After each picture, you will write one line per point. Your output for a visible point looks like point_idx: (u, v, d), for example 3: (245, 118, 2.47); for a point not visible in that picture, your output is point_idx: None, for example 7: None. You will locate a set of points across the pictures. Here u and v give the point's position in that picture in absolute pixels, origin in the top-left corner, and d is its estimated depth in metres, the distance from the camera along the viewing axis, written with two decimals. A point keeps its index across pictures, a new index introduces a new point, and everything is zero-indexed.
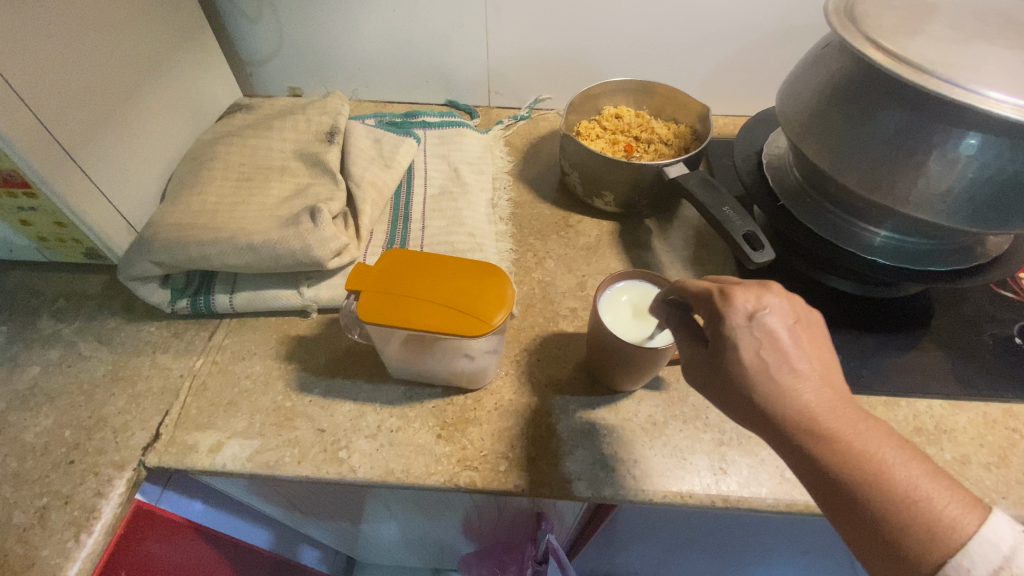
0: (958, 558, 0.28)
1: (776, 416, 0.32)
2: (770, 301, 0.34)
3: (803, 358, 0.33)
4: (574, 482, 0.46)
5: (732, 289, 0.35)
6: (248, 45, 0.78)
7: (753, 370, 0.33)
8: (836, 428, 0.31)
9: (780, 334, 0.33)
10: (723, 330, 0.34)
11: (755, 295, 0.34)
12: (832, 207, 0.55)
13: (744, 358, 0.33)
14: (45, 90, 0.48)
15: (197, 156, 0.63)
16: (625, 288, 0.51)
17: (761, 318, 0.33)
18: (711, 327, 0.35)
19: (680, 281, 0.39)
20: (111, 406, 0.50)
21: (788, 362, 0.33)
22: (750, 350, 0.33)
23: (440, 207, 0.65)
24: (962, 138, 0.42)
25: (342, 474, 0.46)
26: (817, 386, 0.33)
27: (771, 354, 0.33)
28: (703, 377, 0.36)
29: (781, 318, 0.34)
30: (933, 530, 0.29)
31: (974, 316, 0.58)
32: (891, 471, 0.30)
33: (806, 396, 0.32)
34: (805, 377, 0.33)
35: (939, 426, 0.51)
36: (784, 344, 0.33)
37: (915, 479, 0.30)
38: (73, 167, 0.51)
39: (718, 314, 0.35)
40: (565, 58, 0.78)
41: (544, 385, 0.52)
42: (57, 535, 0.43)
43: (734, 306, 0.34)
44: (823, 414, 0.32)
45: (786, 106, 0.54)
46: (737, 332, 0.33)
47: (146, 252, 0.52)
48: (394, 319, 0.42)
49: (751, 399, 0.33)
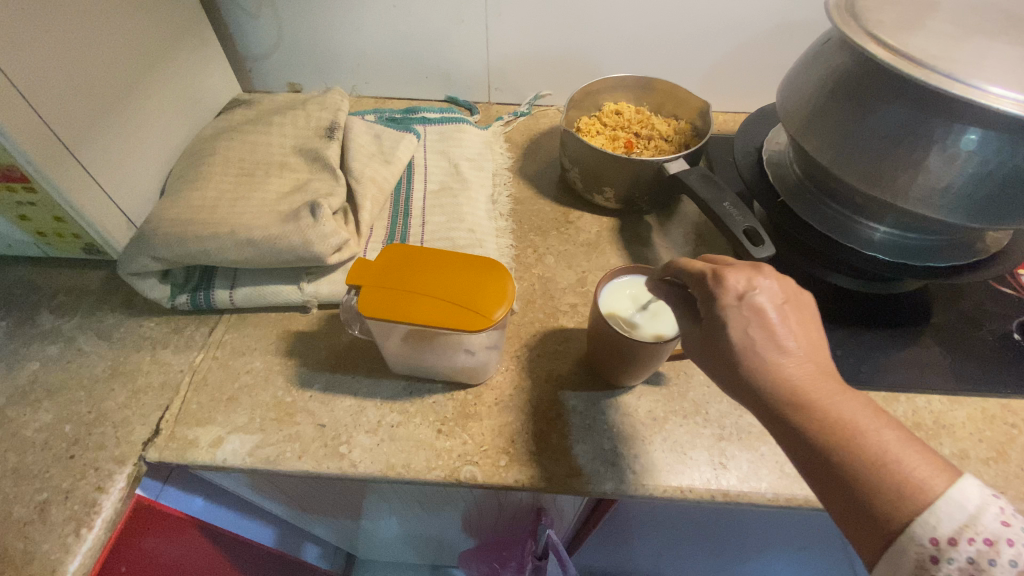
0: (926, 519, 0.28)
1: (756, 385, 0.33)
2: (760, 281, 0.35)
3: (787, 331, 0.33)
4: (575, 477, 0.46)
5: (724, 270, 0.35)
6: (247, 40, 0.77)
7: (736, 341, 0.33)
8: (815, 397, 0.32)
9: (767, 311, 0.33)
10: (714, 309, 0.34)
11: (745, 276, 0.35)
12: (832, 203, 0.55)
13: (731, 332, 0.33)
14: (44, 85, 0.48)
15: (196, 151, 0.63)
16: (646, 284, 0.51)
17: (748, 295, 0.34)
18: (704, 307, 0.36)
19: (677, 262, 0.39)
20: (111, 401, 0.50)
21: (773, 336, 0.33)
22: (735, 325, 0.33)
23: (440, 204, 0.65)
24: (962, 133, 0.42)
25: (343, 469, 0.46)
26: (800, 360, 0.33)
27: (758, 331, 0.33)
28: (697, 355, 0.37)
29: (769, 297, 0.34)
30: (904, 493, 0.29)
31: (973, 312, 0.58)
32: (864, 435, 0.30)
33: (782, 364, 0.32)
34: (788, 351, 0.33)
35: (938, 421, 0.51)
36: (768, 318, 0.33)
37: (888, 444, 0.30)
38: (72, 162, 0.51)
39: (711, 293, 0.35)
40: (564, 54, 0.78)
41: (545, 380, 0.52)
42: (57, 530, 0.43)
43: (725, 285, 0.34)
44: (802, 385, 0.32)
45: (786, 103, 0.54)
46: (725, 308, 0.34)
47: (146, 247, 0.52)
48: (394, 314, 0.42)
49: (736, 374, 0.33)
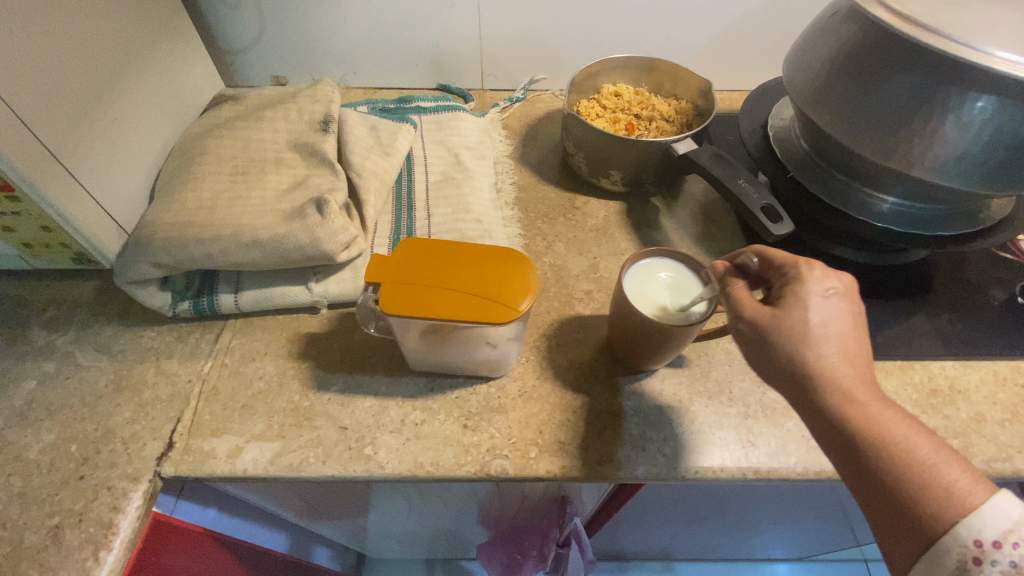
0: (970, 519, 0.29)
1: (811, 373, 0.34)
2: (843, 280, 0.37)
3: (852, 333, 0.35)
4: (606, 464, 0.46)
5: (810, 260, 0.38)
6: (228, 32, 0.74)
7: (804, 326, 0.35)
8: (868, 395, 0.33)
9: (839, 306, 0.35)
10: (792, 289, 0.36)
11: (828, 271, 0.37)
12: (842, 176, 0.55)
13: (802, 313, 0.35)
14: (20, 83, 0.45)
15: (186, 150, 0.60)
16: (669, 266, 0.49)
17: (828, 287, 0.36)
18: (779, 288, 0.38)
19: (761, 247, 0.41)
20: (118, 417, 0.48)
21: (837, 330, 0.35)
22: (812, 310, 0.35)
23: (444, 194, 0.64)
24: (975, 102, 0.42)
25: (370, 471, 0.45)
26: (857, 359, 0.34)
27: (828, 321, 0.35)
28: (751, 325, 0.36)
29: (844, 296, 0.36)
30: (948, 493, 0.30)
31: (978, 279, 0.59)
32: (914, 439, 0.31)
33: (842, 361, 0.34)
34: (847, 348, 0.34)
35: (953, 387, 0.52)
36: (840, 314, 0.35)
37: (935, 450, 0.31)
38: (55, 165, 0.48)
39: (791, 277, 0.37)
40: (559, 36, 0.77)
41: (567, 369, 0.51)
42: (74, 555, 0.41)
43: (809, 272, 0.37)
44: (858, 382, 0.33)
45: (795, 77, 0.54)
46: (806, 291, 0.36)
47: (143, 253, 0.49)
48: (418, 309, 0.41)
49: (793, 356, 0.34)
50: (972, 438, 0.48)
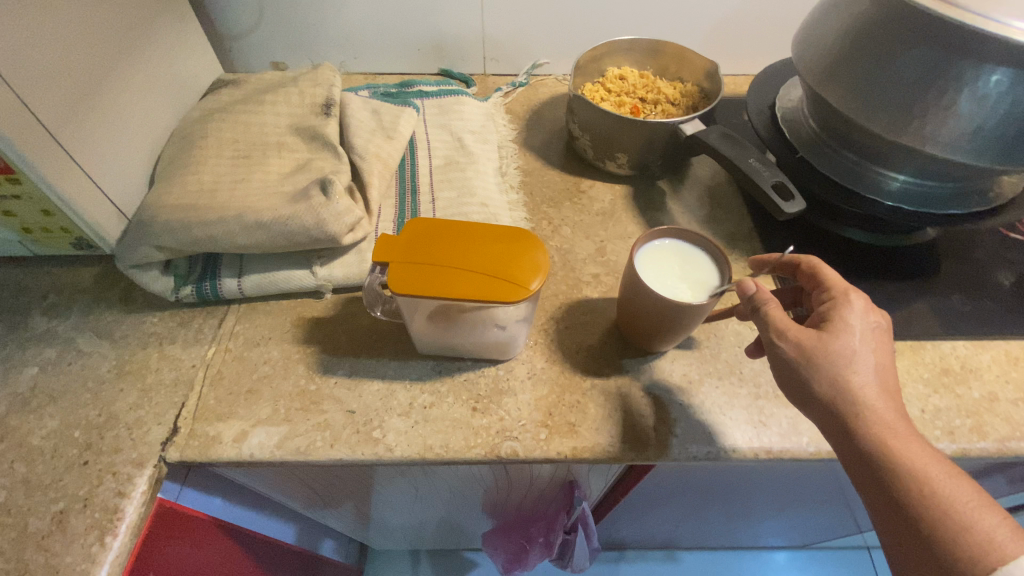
0: (1008, 567, 0.31)
1: (854, 411, 0.36)
2: (879, 319, 0.40)
3: (889, 373, 0.38)
4: (617, 445, 0.45)
5: (853, 298, 0.41)
6: (226, 17, 0.73)
7: (849, 362, 0.37)
8: (907, 436, 0.35)
9: (879, 346, 0.38)
10: (836, 323, 0.39)
11: (868, 310, 0.40)
12: (852, 155, 0.55)
13: (848, 351, 0.37)
14: (20, 60, 0.44)
15: (187, 134, 0.59)
16: (666, 247, 0.48)
17: (872, 322, 0.39)
18: (824, 316, 0.40)
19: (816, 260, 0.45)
20: (121, 402, 0.47)
21: (876, 370, 0.37)
22: (860, 342, 0.38)
23: (448, 178, 0.63)
24: (990, 75, 0.42)
25: (379, 454, 0.44)
26: (895, 400, 0.37)
27: (869, 359, 0.37)
28: (796, 346, 0.38)
29: (882, 337, 0.39)
30: (983, 539, 0.32)
31: (987, 259, 0.58)
32: (950, 483, 0.34)
33: (880, 400, 0.36)
34: (886, 388, 0.37)
35: (965, 366, 0.51)
36: (879, 355, 0.38)
37: (970, 497, 0.33)
38: (55, 146, 0.47)
39: (834, 311, 0.40)
40: (563, 19, 0.76)
41: (576, 351, 0.51)
42: (79, 540, 0.41)
43: (855, 305, 0.40)
44: (898, 423, 0.36)
45: (804, 54, 0.53)
46: (854, 324, 0.39)
47: (145, 236, 0.48)
48: (427, 288, 0.40)
49: (837, 392, 0.37)
50: (985, 417, 0.48)
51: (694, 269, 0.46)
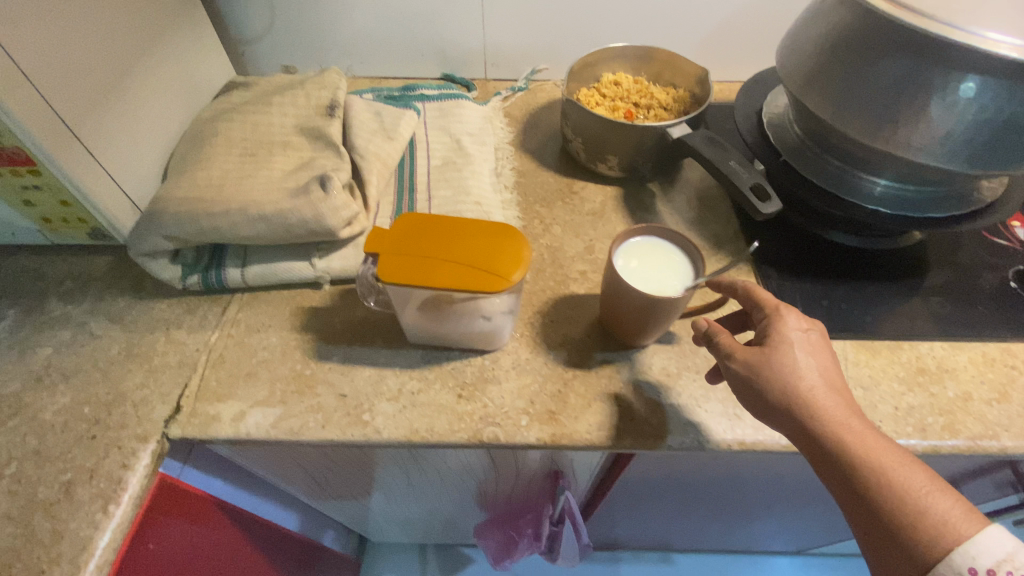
0: (965, 548, 0.33)
1: (805, 413, 0.38)
2: (814, 325, 0.42)
3: (832, 376, 0.40)
4: (594, 433, 0.47)
5: (787, 310, 0.43)
6: (240, 22, 0.77)
7: (795, 370, 0.39)
8: (858, 432, 0.37)
9: (818, 351, 0.41)
10: (776, 333, 0.41)
11: (803, 319, 0.42)
12: (835, 160, 0.56)
13: (790, 359, 0.40)
14: (44, 62, 0.47)
15: (198, 133, 0.63)
16: (630, 248, 0.50)
17: (808, 331, 0.41)
18: (764, 331, 0.42)
19: (747, 283, 0.46)
20: (129, 382, 0.50)
21: (820, 373, 0.39)
22: (799, 350, 0.40)
23: (445, 177, 0.65)
24: (961, 82, 0.43)
25: (368, 435, 0.47)
26: (841, 398, 0.39)
27: (811, 364, 0.40)
28: (745, 363, 0.40)
29: (820, 341, 0.41)
30: (939, 522, 0.34)
31: (970, 263, 0.59)
32: (904, 473, 0.36)
33: (829, 400, 0.38)
34: (832, 388, 0.39)
35: (941, 366, 0.52)
36: (820, 359, 0.40)
37: (923, 483, 0.35)
38: (74, 142, 0.50)
39: (773, 323, 0.42)
40: (561, 26, 0.78)
41: (560, 344, 0.53)
42: (85, 507, 0.43)
43: (789, 318, 0.42)
44: (849, 420, 0.38)
45: (787, 62, 0.55)
46: (791, 334, 0.41)
47: (155, 226, 0.52)
48: (414, 277, 0.42)
49: (788, 398, 0.39)
50: (958, 415, 0.49)
51: (665, 262, 0.48)
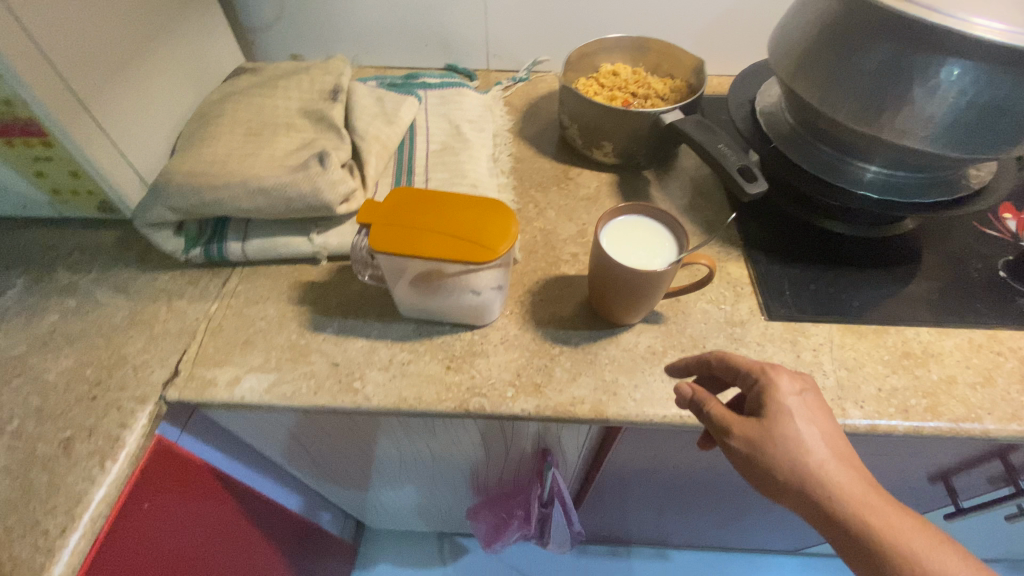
0: None
1: (819, 494, 0.37)
2: (807, 387, 0.41)
3: (835, 443, 0.39)
4: (577, 405, 0.48)
5: (778, 373, 0.42)
6: (250, 10, 0.79)
7: (800, 445, 0.38)
8: (874, 508, 0.37)
9: (817, 418, 0.40)
10: (772, 403, 0.40)
11: (795, 381, 0.42)
12: (825, 146, 0.57)
13: (792, 432, 0.39)
14: (58, 38, 0.49)
15: (205, 113, 0.65)
16: (613, 229, 0.51)
17: (802, 394, 0.41)
18: (757, 399, 0.41)
19: (718, 353, 0.45)
20: (130, 347, 0.52)
21: (825, 445, 0.39)
22: (799, 420, 0.39)
23: (443, 161, 0.67)
24: (943, 65, 0.44)
25: (357, 403, 0.48)
26: (850, 470, 0.38)
27: (814, 435, 0.39)
28: (747, 440, 0.39)
29: (817, 404, 0.41)
30: None
31: (960, 252, 0.60)
32: (929, 550, 0.35)
33: (839, 476, 0.38)
34: (839, 460, 0.38)
35: (926, 350, 0.52)
36: (820, 427, 0.39)
37: (948, 558, 0.35)
38: (85, 116, 0.53)
39: (766, 390, 0.41)
40: (562, 18, 0.80)
41: (548, 321, 0.54)
42: (82, 462, 0.45)
43: (782, 381, 0.41)
44: (864, 496, 0.37)
45: (778, 49, 0.56)
46: (788, 402, 0.40)
47: (160, 197, 0.54)
48: (403, 247, 0.44)
49: (798, 477, 0.38)
50: (941, 398, 0.49)
51: (647, 240, 0.50)
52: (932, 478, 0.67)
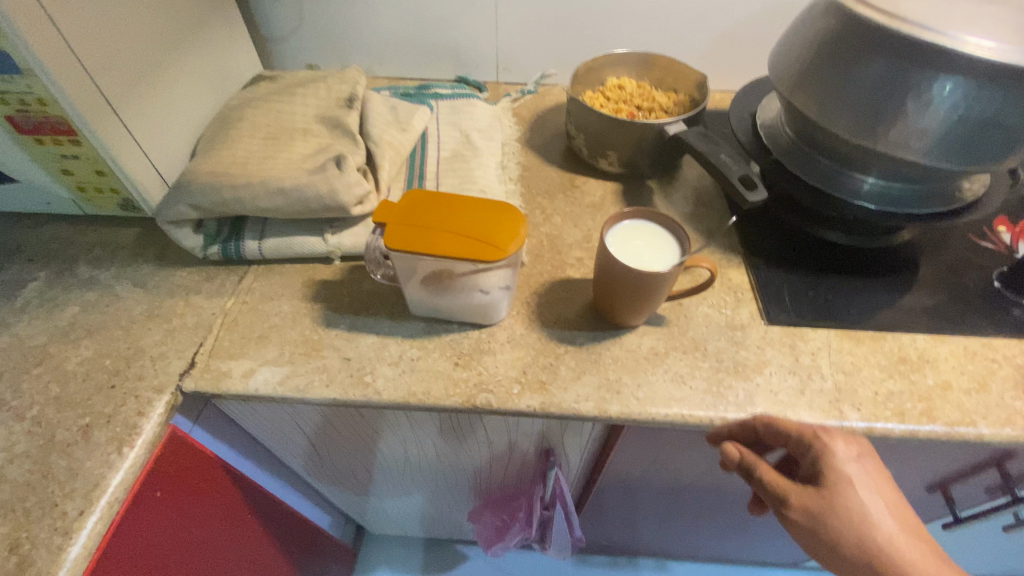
0: None
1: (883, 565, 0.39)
2: (862, 452, 0.43)
3: (892, 512, 0.41)
4: (582, 403, 0.49)
5: (833, 439, 0.43)
6: (269, 21, 0.82)
7: (864, 518, 0.40)
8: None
9: (876, 486, 0.41)
10: (833, 474, 0.42)
11: (851, 447, 0.43)
12: (823, 158, 0.59)
13: (855, 505, 0.40)
14: (91, 44, 0.52)
15: (225, 118, 0.67)
16: (614, 235, 0.52)
17: (860, 461, 0.42)
18: (813, 467, 0.43)
19: (767, 415, 0.46)
20: (148, 339, 0.54)
21: (885, 515, 0.41)
22: (862, 489, 0.41)
23: (453, 168, 0.69)
24: (934, 82, 0.46)
25: (368, 396, 0.49)
26: (909, 539, 0.40)
27: (875, 506, 0.41)
28: (808, 512, 0.41)
29: (873, 471, 0.42)
30: None
31: (955, 263, 0.61)
32: None
33: (901, 547, 0.40)
34: (897, 529, 0.41)
35: (922, 356, 0.54)
36: (879, 496, 0.41)
37: None
38: (113, 117, 0.55)
39: (824, 458, 0.42)
40: (570, 33, 0.83)
41: (554, 322, 0.56)
42: (100, 448, 0.46)
43: (839, 449, 0.43)
44: (924, 564, 0.39)
45: (778, 65, 0.58)
46: (848, 470, 0.42)
47: (182, 195, 0.56)
48: (416, 245, 0.46)
49: (862, 549, 0.40)
50: (937, 402, 0.50)
51: (649, 244, 0.51)
52: (931, 488, 0.68)
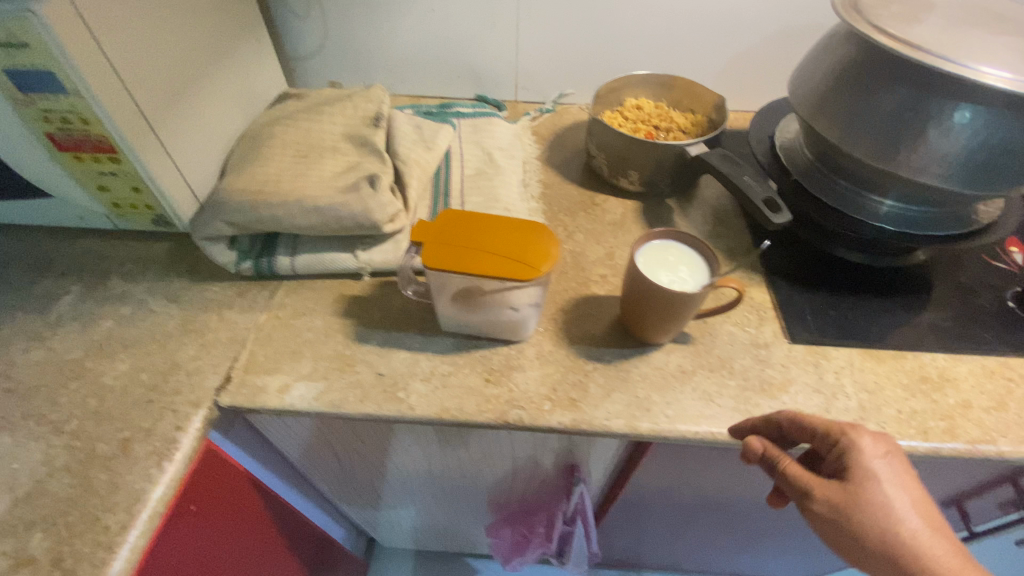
0: None
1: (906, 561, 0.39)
2: (887, 449, 0.42)
3: (921, 510, 0.40)
4: (612, 420, 0.50)
5: (859, 434, 0.42)
6: (295, 40, 0.84)
7: (888, 513, 0.40)
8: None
9: (903, 483, 0.41)
10: (857, 470, 0.41)
11: (876, 443, 0.42)
12: (842, 181, 0.61)
13: (878, 500, 0.40)
14: (132, 65, 0.53)
15: (255, 136, 0.69)
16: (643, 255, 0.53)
17: (887, 457, 0.41)
18: (838, 462, 0.42)
19: (791, 411, 0.45)
20: (183, 353, 0.54)
21: (911, 511, 0.40)
22: (887, 485, 0.40)
23: (477, 185, 0.71)
24: (955, 109, 0.48)
25: (402, 411, 0.50)
26: (936, 537, 0.39)
27: (900, 502, 0.40)
28: (830, 504, 0.40)
29: (898, 468, 0.41)
30: None
31: (970, 283, 0.63)
32: None
33: (925, 544, 0.39)
34: (925, 527, 0.40)
35: (942, 375, 0.55)
36: (906, 493, 0.40)
37: None
38: (150, 136, 0.56)
39: (849, 454, 0.42)
40: (588, 54, 0.85)
41: (581, 339, 0.57)
42: (140, 462, 0.47)
43: (866, 444, 0.42)
44: (951, 562, 0.38)
45: (799, 90, 0.60)
46: (873, 465, 0.41)
47: (219, 213, 0.57)
48: (455, 264, 0.47)
49: (885, 545, 0.39)
50: (959, 420, 0.51)
51: (677, 264, 0.53)
52: (948, 504, 0.68)
